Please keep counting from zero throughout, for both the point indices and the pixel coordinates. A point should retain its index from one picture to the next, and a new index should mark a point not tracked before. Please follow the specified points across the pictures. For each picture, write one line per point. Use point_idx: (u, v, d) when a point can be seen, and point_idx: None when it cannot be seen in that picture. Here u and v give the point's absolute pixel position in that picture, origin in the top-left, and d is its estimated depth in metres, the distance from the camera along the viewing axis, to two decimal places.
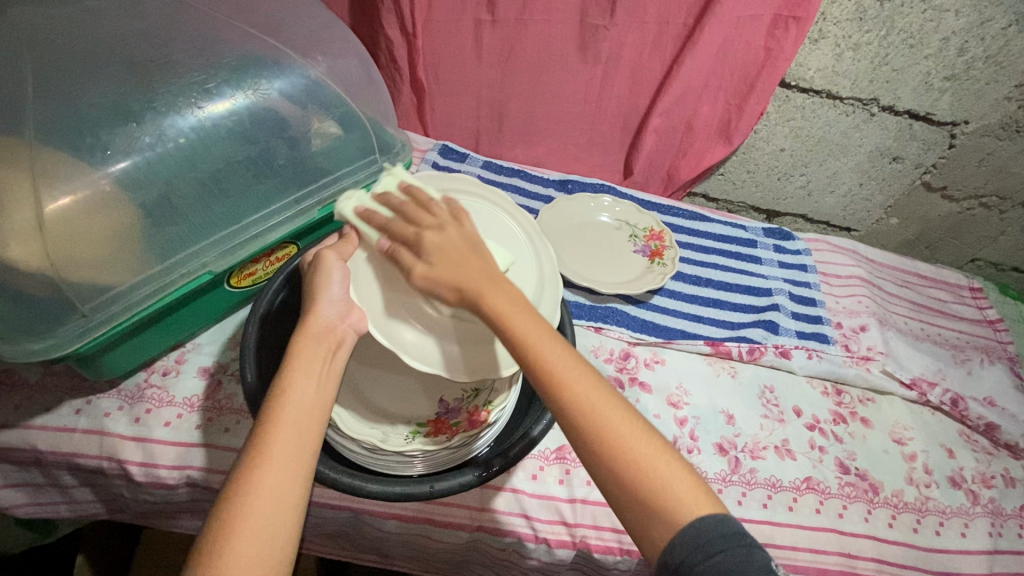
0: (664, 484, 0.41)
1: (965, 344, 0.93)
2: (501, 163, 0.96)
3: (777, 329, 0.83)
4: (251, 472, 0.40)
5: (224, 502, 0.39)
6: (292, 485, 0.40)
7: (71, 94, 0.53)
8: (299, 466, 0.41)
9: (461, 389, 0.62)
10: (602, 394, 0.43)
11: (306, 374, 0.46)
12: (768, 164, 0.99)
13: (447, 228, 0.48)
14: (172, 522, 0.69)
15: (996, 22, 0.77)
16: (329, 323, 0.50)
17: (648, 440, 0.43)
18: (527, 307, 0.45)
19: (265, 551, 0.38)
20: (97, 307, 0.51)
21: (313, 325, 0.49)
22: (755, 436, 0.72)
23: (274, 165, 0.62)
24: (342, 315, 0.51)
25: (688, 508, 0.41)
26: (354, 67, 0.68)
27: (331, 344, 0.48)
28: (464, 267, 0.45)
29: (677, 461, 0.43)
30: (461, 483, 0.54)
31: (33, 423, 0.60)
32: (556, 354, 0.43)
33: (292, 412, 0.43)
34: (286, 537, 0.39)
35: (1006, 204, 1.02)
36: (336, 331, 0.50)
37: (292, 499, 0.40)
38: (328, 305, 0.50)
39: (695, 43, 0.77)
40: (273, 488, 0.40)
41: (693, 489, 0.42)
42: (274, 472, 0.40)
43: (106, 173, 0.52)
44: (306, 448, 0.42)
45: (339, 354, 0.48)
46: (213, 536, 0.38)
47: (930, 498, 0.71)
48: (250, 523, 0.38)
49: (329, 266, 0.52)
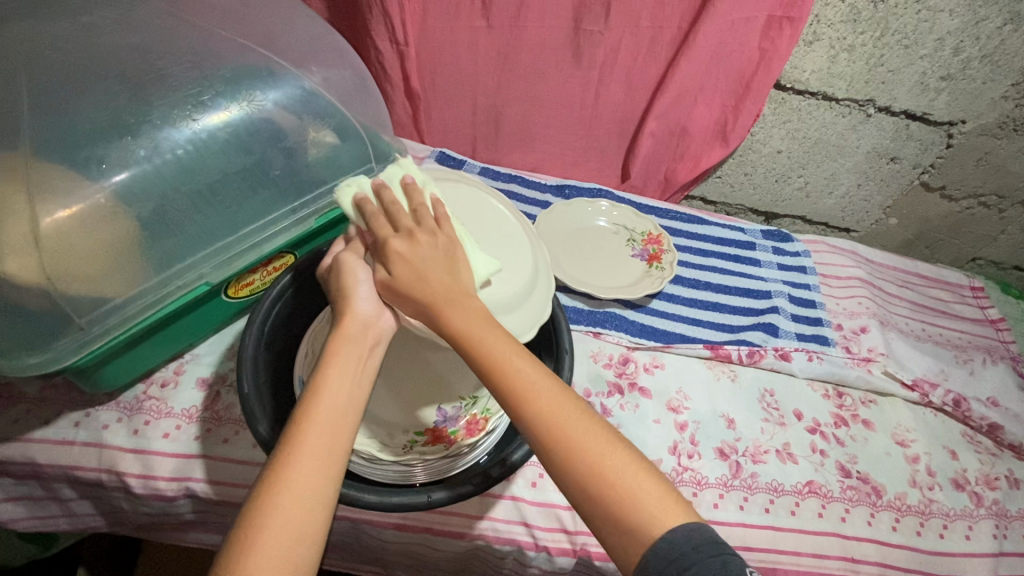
0: (632, 495, 0.41)
1: (967, 344, 0.92)
2: (498, 169, 0.96)
3: (777, 332, 0.83)
4: (286, 469, 0.40)
5: (259, 498, 0.39)
6: (323, 488, 0.40)
7: (65, 107, 0.53)
8: (329, 472, 0.41)
9: (459, 396, 0.61)
10: (567, 407, 0.44)
11: (344, 375, 0.45)
12: (765, 166, 0.99)
13: (420, 238, 0.48)
14: (171, 534, 0.69)
15: (990, 21, 0.77)
16: (364, 323, 0.47)
17: (615, 451, 0.43)
18: (492, 321, 0.46)
19: (293, 552, 0.38)
20: (94, 320, 0.52)
21: (351, 325, 0.47)
22: (756, 440, 0.71)
23: (271, 176, 0.62)
24: (378, 313, 0.48)
25: (657, 519, 0.40)
26: (348, 78, 0.68)
27: (367, 343, 0.47)
28: (430, 282, 0.46)
29: (647, 471, 0.42)
30: (458, 494, 0.54)
31: (33, 436, 0.60)
32: (525, 369, 0.44)
33: (330, 412, 0.43)
34: (315, 538, 0.39)
35: (1004, 203, 1.02)
36: (372, 330, 0.48)
37: (324, 502, 0.40)
38: (363, 303, 0.48)
39: (689, 47, 0.77)
40: (306, 489, 0.40)
41: (661, 499, 0.41)
42: (310, 468, 0.40)
43: (103, 186, 0.52)
44: (341, 452, 0.42)
45: (374, 354, 0.47)
46: (245, 533, 0.38)
47: (933, 500, 0.71)
48: (282, 523, 0.38)
49: (352, 268, 0.49)
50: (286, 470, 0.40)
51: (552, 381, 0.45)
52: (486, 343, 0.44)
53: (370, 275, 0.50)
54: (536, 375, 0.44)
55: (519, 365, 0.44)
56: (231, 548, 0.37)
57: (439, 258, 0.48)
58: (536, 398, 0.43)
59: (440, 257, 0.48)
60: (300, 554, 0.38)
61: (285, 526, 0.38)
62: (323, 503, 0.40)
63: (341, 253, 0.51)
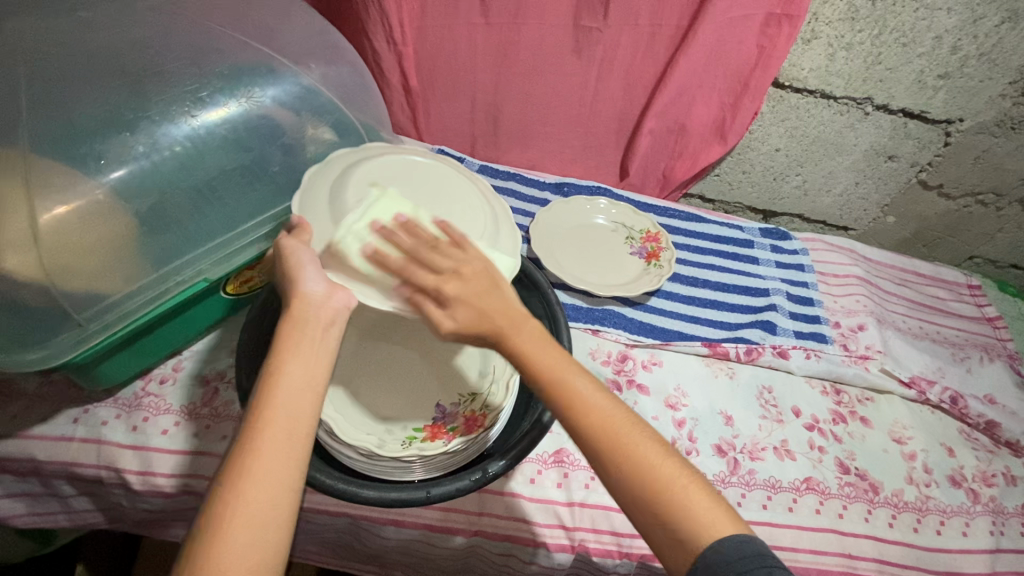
0: (689, 508, 0.41)
1: (965, 342, 0.92)
2: (497, 167, 0.97)
3: (774, 329, 0.83)
4: (247, 456, 0.39)
5: (221, 487, 0.38)
6: (286, 474, 0.40)
7: (63, 103, 0.53)
8: (291, 452, 0.41)
9: (457, 394, 0.62)
10: (620, 419, 0.45)
11: (300, 359, 0.44)
12: (763, 164, 0.99)
13: (464, 272, 0.48)
14: (170, 531, 0.69)
15: (988, 19, 0.77)
16: (315, 303, 0.48)
17: (671, 465, 0.43)
18: (551, 340, 0.48)
19: (257, 541, 0.37)
20: (93, 316, 0.52)
21: (300, 306, 0.47)
22: (753, 437, 0.71)
23: (269, 173, 0.62)
24: (328, 294, 0.49)
25: (714, 530, 0.41)
26: (347, 75, 0.69)
27: (322, 323, 0.47)
28: (488, 314, 0.47)
29: (701, 485, 0.43)
30: (458, 488, 0.54)
31: (31, 432, 0.60)
32: (578, 381, 0.46)
33: (290, 395, 0.42)
34: (281, 526, 0.39)
35: (1002, 201, 1.02)
36: (325, 310, 0.48)
37: (287, 487, 0.40)
38: (311, 284, 0.48)
39: (687, 45, 0.77)
40: (269, 474, 0.39)
41: (716, 511, 0.42)
42: (270, 450, 0.40)
43: (101, 182, 0.52)
44: (301, 436, 0.42)
45: (329, 333, 0.47)
46: (208, 525, 0.37)
47: (930, 497, 0.71)
48: (247, 510, 0.38)
49: (295, 253, 0.50)
50: (246, 456, 0.39)
51: (609, 399, 0.46)
52: (547, 361, 0.46)
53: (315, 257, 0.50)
54: (593, 391, 0.46)
55: (576, 382, 0.46)
56: (194, 542, 0.37)
57: (485, 287, 0.48)
58: (594, 414, 0.44)
59: (485, 285, 0.48)
60: (266, 542, 0.38)
61: (246, 513, 0.38)
62: (288, 489, 0.40)
63: (284, 237, 0.52)
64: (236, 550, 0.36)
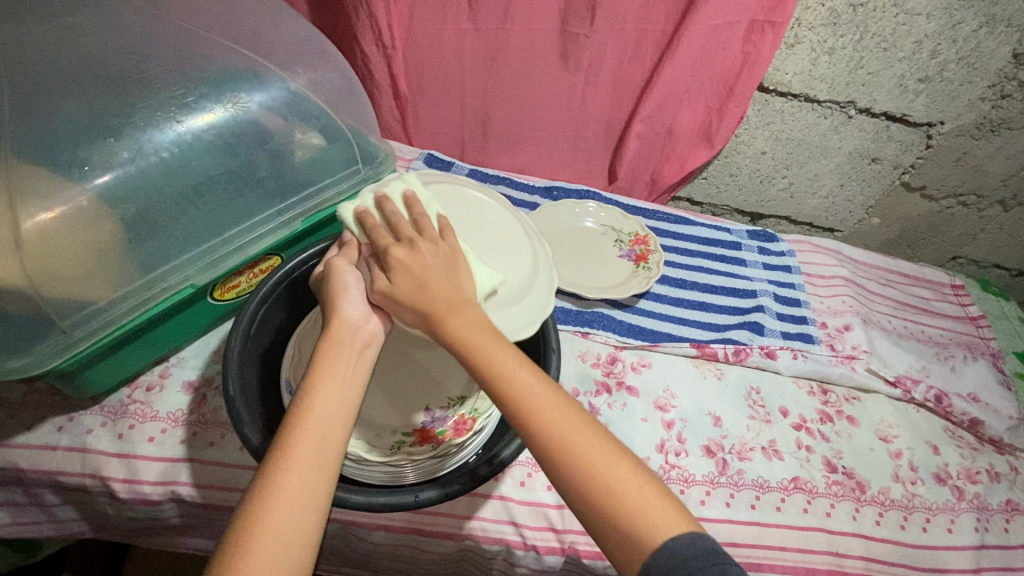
0: (635, 508, 0.41)
1: (949, 341, 0.94)
2: (486, 171, 0.97)
3: (762, 330, 0.84)
4: (280, 472, 0.40)
5: (250, 501, 0.39)
6: (317, 491, 0.40)
7: (46, 108, 0.52)
8: (321, 474, 0.41)
9: (447, 397, 0.60)
10: (567, 415, 0.43)
11: (334, 378, 0.44)
12: (750, 167, 1.00)
13: (419, 244, 0.49)
14: (157, 539, 0.68)
15: (966, 24, 0.79)
16: (353, 326, 0.47)
17: (619, 464, 0.42)
18: (491, 331, 0.46)
19: (283, 556, 0.37)
20: (77, 323, 0.51)
21: (339, 329, 0.47)
22: (742, 437, 0.72)
23: (256, 177, 0.62)
24: (366, 316, 0.48)
25: (660, 531, 0.40)
26: (334, 81, 0.69)
27: (358, 345, 0.47)
28: (428, 291, 0.46)
29: (653, 484, 0.42)
30: (447, 493, 0.54)
31: (15, 441, 0.59)
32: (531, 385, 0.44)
33: (324, 414, 0.43)
34: (307, 541, 0.39)
35: (983, 202, 1.04)
36: (362, 332, 0.47)
37: (314, 503, 0.40)
38: (352, 307, 0.48)
39: (673, 51, 0.78)
40: (299, 489, 0.39)
41: (665, 509, 0.41)
42: (301, 474, 0.40)
43: (85, 189, 0.52)
44: (331, 454, 0.42)
45: (364, 355, 0.47)
46: (235, 539, 0.37)
47: (916, 494, 0.72)
48: (272, 527, 0.38)
49: (340, 274, 0.50)
50: (278, 472, 0.40)
51: (557, 394, 0.45)
52: (486, 351, 0.45)
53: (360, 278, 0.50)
54: (541, 390, 0.44)
55: (527, 376, 0.44)
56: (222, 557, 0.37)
57: (441, 265, 0.48)
58: (541, 410, 0.43)
59: (443, 262, 0.49)
60: (291, 556, 0.38)
61: (269, 531, 0.38)
62: (316, 504, 0.40)
63: (335, 257, 0.51)
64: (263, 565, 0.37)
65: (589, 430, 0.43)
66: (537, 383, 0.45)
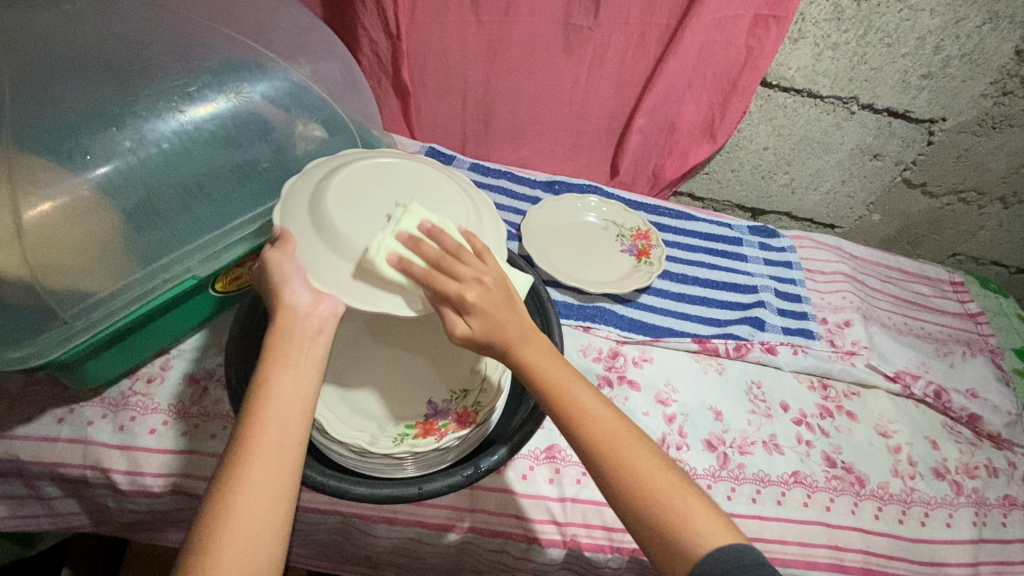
0: (683, 515, 0.42)
1: (948, 337, 0.94)
2: (488, 165, 0.96)
3: (763, 326, 0.84)
4: (236, 468, 0.39)
5: (212, 501, 0.39)
6: (278, 482, 0.40)
7: (47, 97, 0.52)
8: (285, 465, 0.41)
9: (449, 391, 0.62)
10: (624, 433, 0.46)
11: (285, 370, 0.44)
12: (751, 163, 1.00)
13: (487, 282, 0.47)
14: (159, 532, 0.68)
15: (970, 20, 0.79)
16: (301, 314, 0.46)
17: (665, 474, 0.44)
18: (555, 353, 0.48)
19: (251, 551, 0.37)
20: (78, 314, 0.51)
21: (286, 320, 0.46)
22: (743, 432, 0.72)
23: (258, 169, 0.62)
24: (315, 302, 0.47)
25: (707, 539, 0.41)
26: (336, 72, 0.68)
27: (309, 333, 0.46)
28: (502, 322, 0.47)
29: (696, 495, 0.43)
30: (450, 484, 0.54)
31: (15, 433, 0.59)
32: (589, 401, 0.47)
33: (276, 407, 0.42)
34: (274, 535, 0.39)
35: (983, 199, 1.04)
36: (311, 321, 0.46)
37: (279, 497, 0.40)
38: (296, 294, 0.46)
39: (677, 44, 0.78)
40: (260, 486, 0.39)
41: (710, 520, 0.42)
42: (260, 466, 0.40)
43: (86, 179, 0.51)
44: (292, 443, 0.41)
45: (316, 341, 0.46)
46: (200, 539, 0.37)
47: (915, 489, 0.72)
48: (238, 522, 0.38)
49: (278, 264, 0.47)
50: (235, 469, 0.39)
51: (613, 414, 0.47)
52: (547, 369, 0.47)
53: (300, 267, 0.47)
54: (592, 400, 0.47)
55: (578, 394, 0.46)
56: (187, 559, 0.37)
57: (504, 300, 0.48)
58: (594, 424, 0.45)
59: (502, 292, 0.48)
60: (259, 553, 0.38)
61: (237, 527, 0.38)
62: (279, 498, 0.40)
63: (266, 250, 0.48)
64: (231, 562, 0.37)
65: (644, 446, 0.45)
66: (591, 397, 0.47)
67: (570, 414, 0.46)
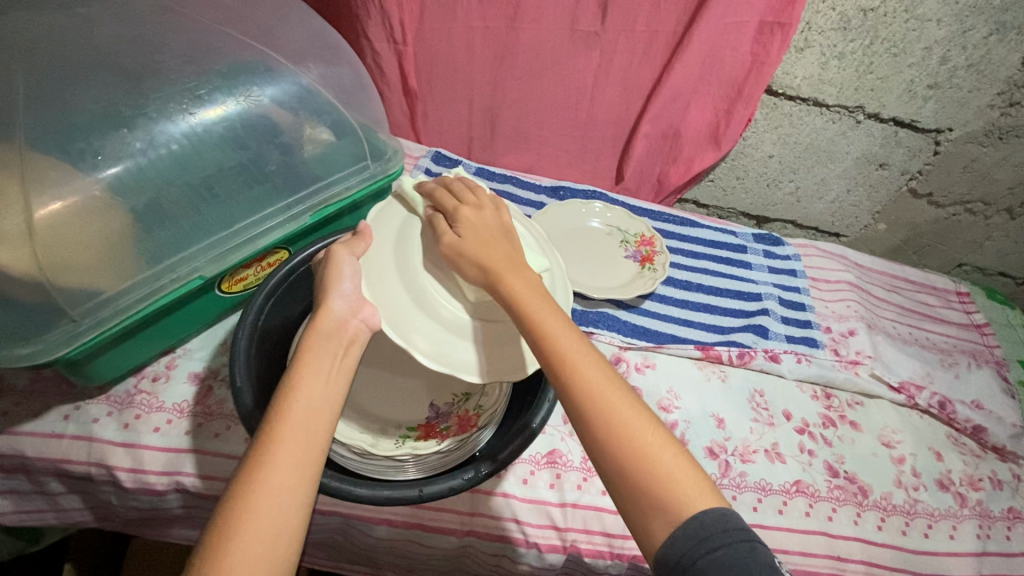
0: (668, 478, 0.42)
1: (953, 348, 0.94)
2: (493, 169, 0.97)
3: (766, 334, 0.84)
4: (260, 467, 0.40)
5: (232, 495, 0.39)
6: (298, 486, 0.40)
7: (60, 99, 0.53)
8: (304, 468, 0.41)
9: (451, 394, 0.63)
10: (616, 389, 0.45)
11: (314, 375, 0.45)
12: (756, 170, 1.00)
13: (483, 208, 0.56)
14: (161, 530, 0.69)
15: (977, 31, 0.79)
16: (340, 320, 0.49)
17: (655, 432, 0.44)
18: (543, 292, 0.50)
19: (268, 554, 0.37)
20: (86, 312, 0.52)
21: (323, 323, 0.48)
22: (745, 440, 0.72)
23: (266, 171, 0.62)
24: (353, 310, 0.49)
25: (689, 498, 0.41)
26: (345, 76, 0.69)
27: (344, 341, 0.48)
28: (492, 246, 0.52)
29: (688, 458, 0.43)
30: (451, 487, 0.53)
31: (22, 429, 0.59)
32: (577, 347, 0.47)
33: (303, 410, 0.43)
34: (291, 539, 0.39)
35: (990, 210, 1.04)
36: (348, 328, 0.48)
37: (298, 501, 0.40)
38: (339, 300, 0.49)
39: (683, 52, 0.78)
40: (279, 486, 0.39)
41: (696, 483, 0.42)
42: (283, 466, 0.40)
43: (97, 178, 0.52)
44: (315, 448, 0.42)
45: (351, 350, 0.48)
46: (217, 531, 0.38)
47: (918, 500, 0.72)
48: (254, 520, 0.38)
49: (339, 262, 0.51)
50: (258, 467, 0.40)
51: (603, 364, 0.46)
52: (540, 307, 0.48)
53: (355, 270, 0.51)
54: (579, 345, 0.47)
55: (567, 336, 0.47)
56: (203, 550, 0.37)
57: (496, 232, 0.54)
58: (584, 371, 0.45)
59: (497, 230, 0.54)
60: (273, 553, 0.38)
61: (253, 525, 0.38)
62: (297, 502, 0.40)
63: (336, 246, 0.53)
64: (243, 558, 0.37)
65: (629, 398, 0.45)
66: (579, 342, 0.47)
67: (564, 362, 0.45)
